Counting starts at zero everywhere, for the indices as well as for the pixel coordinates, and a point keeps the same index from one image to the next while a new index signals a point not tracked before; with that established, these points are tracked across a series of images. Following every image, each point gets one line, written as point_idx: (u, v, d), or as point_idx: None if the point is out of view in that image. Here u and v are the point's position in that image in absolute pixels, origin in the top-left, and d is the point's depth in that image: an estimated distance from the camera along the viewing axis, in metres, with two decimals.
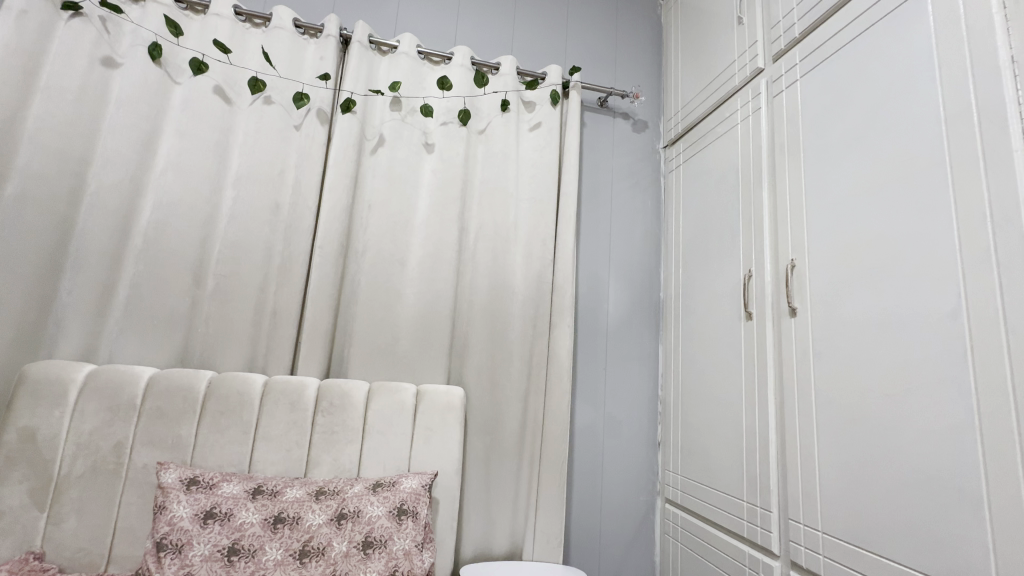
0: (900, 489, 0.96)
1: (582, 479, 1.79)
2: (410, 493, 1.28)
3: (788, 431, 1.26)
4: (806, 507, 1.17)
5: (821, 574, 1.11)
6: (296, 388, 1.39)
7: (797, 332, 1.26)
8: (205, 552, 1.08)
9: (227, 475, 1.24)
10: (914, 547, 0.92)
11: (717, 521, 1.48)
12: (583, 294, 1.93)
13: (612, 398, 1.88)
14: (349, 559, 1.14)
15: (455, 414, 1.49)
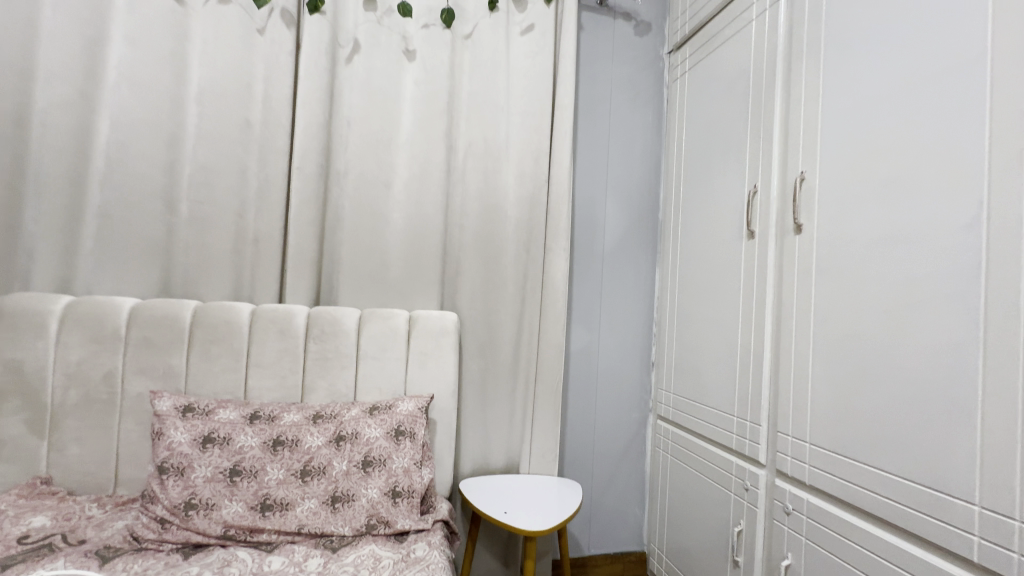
0: (892, 402, 0.96)
1: (577, 398, 1.84)
2: (407, 415, 1.30)
3: (784, 349, 1.26)
4: (796, 420, 1.20)
5: (805, 481, 1.16)
6: (285, 315, 1.36)
7: (801, 250, 1.22)
8: (207, 474, 1.10)
9: (223, 402, 1.24)
10: (900, 455, 0.94)
11: (707, 435, 1.53)
12: (579, 216, 1.85)
13: (607, 321, 1.87)
14: (350, 477, 1.17)
15: (450, 339, 1.48)
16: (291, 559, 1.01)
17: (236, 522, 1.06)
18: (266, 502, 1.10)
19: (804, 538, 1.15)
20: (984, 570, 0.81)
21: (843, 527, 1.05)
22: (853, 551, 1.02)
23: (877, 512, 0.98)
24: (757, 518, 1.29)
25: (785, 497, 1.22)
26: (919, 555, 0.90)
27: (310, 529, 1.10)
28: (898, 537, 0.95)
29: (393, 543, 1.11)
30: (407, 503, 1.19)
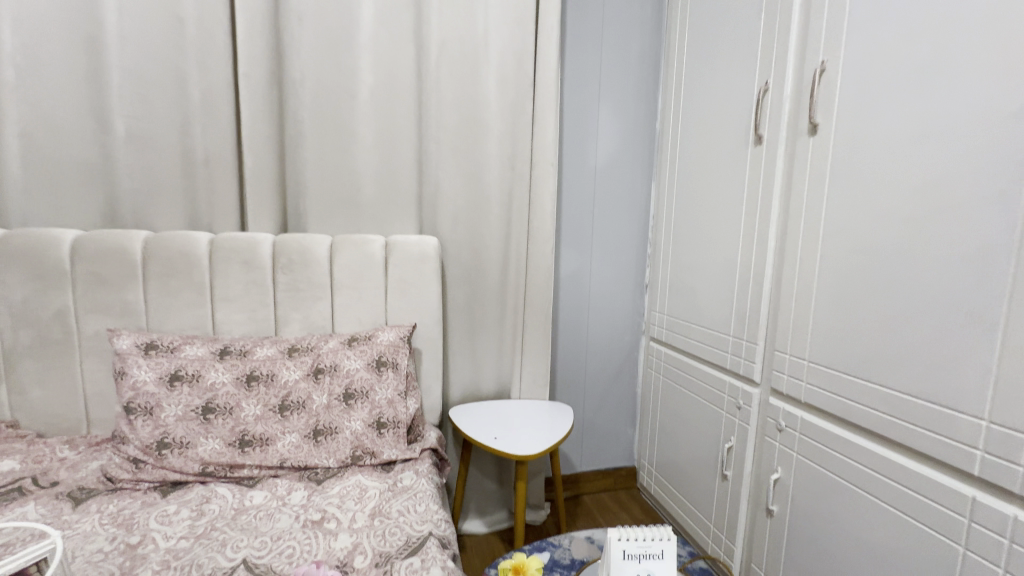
0: (904, 316, 0.90)
1: (568, 323, 1.78)
2: (388, 345, 1.24)
3: (787, 265, 1.17)
4: (796, 338, 1.15)
5: (800, 399, 1.13)
6: (248, 245, 1.24)
7: (814, 154, 1.10)
8: (177, 412, 1.04)
9: (189, 338, 1.16)
10: (907, 371, 0.89)
11: (700, 355, 1.50)
12: (569, 128, 1.68)
13: (600, 242, 1.77)
14: (332, 410, 1.13)
15: (431, 265, 1.38)
16: (274, 493, 0.98)
17: (214, 459, 1.03)
18: (244, 438, 1.06)
19: (796, 453, 1.14)
20: (985, 482, 0.79)
21: (838, 443, 1.03)
22: (846, 465, 1.01)
23: (875, 428, 0.95)
24: (748, 435, 1.29)
25: (779, 415, 1.20)
26: (916, 469, 0.88)
27: (293, 462, 1.07)
28: (895, 451, 0.93)
29: (380, 472, 1.09)
30: (393, 434, 1.15)
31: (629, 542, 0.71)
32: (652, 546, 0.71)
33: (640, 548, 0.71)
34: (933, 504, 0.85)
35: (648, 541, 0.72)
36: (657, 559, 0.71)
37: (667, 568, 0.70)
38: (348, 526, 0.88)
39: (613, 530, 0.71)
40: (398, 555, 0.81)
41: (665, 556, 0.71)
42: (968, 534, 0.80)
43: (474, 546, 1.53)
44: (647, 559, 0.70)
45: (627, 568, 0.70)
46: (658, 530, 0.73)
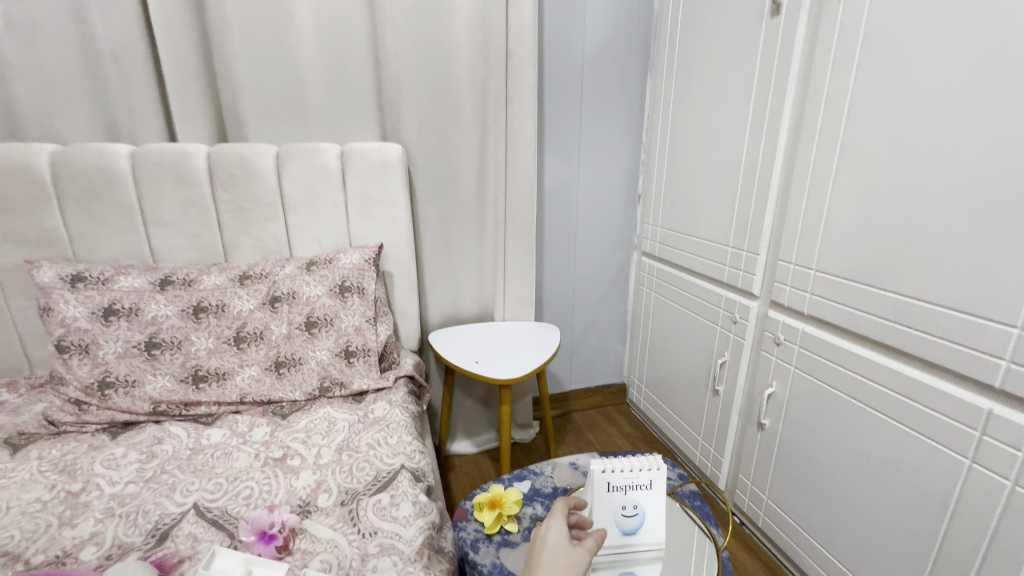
0: (935, 215, 0.78)
1: (554, 240, 1.65)
2: (352, 269, 1.11)
3: (799, 163, 1.03)
4: (803, 245, 1.03)
5: (803, 312, 1.05)
6: (178, 157, 1.06)
7: (846, 22, 0.90)
8: (118, 349, 0.94)
9: (124, 267, 1.03)
10: (931, 278, 0.79)
11: (696, 269, 1.40)
12: (552, 8, 1.43)
13: (588, 148, 1.59)
14: (294, 340, 1.03)
15: (396, 178, 1.21)
16: (234, 430, 0.90)
17: (166, 397, 0.94)
18: (197, 373, 0.97)
19: (793, 368, 1.08)
20: (1006, 394, 0.72)
21: (841, 357, 0.96)
22: (848, 378, 0.95)
23: (886, 340, 0.87)
24: (743, 350, 1.22)
25: (777, 328, 1.11)
26: (927, 381, 0.81)
27: (254, 397, 0.99)
28: (904, 363, 0.86)
29: (351, 403, 1.01)
30: (364, 363, 1.07)
31: (613, 474, 0.65)
32: (639, 477, 0.66)
33: (626, 480, 0.66)
34: (940, 417, 0.79)
35: (635, 472, 0.66)
36: (644, 490, 0.66)
37: (654, 498, 0.67)
38: (313, 462, 0.82)
39: (595, 462, 0.65)
40: (365, 492, 0.75)
41: (653, 486, 0.67)
42: (977, 447, 0.75)
43: (463, 466, 1.53)
44: (634, 491, 0.66)
45: (611, 500, 0.65)
46: (645, 461, 0.67)
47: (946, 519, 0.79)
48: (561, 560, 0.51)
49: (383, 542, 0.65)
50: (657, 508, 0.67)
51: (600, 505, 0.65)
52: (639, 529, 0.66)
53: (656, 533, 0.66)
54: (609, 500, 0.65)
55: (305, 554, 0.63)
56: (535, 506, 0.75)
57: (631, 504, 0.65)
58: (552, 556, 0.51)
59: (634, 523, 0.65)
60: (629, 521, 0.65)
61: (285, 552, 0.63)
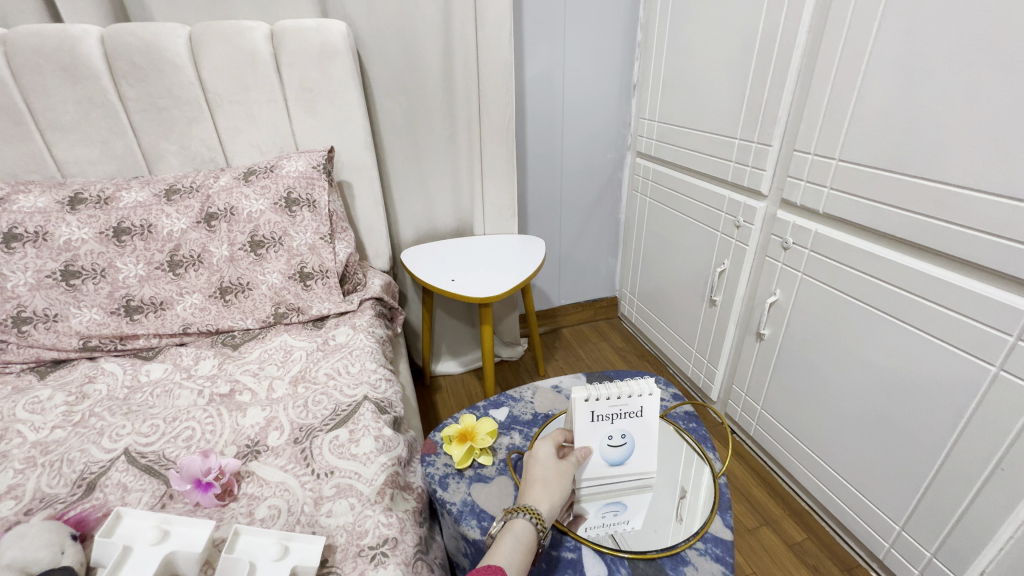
0: (1006, 74, 0.62)
1: (537, 141, 1.47)
2: (299, 178, 0.95)
3: (830, 24, 0.84)
4: (825, 130, 0.88)
5: (818, 210, 0.92)
6: (62, 41, 0.85)
7: None
8: (28, 281, 0.81)
9: (23, 184, 0.87)
10: (984, 160, 0.66)
11: (697, 168, 1.24)
12: None
13: (575, 26, 1.35)
14: (238, 263, 0.91)
15: (343, 65, 1.01)
16: (177, 364, 0.81)
17: (96, 331, 0.83)
18: (130, 304, 0.85)
19: (800, 273, 0.98)
20: None
21: (858, 259, 0.85)
22: (863, 282, 0.85)
23: (916, 237, 0.75)
24: (746, 256, 1.11)
25: (786, 231, 0.99)
26: (958, 283, 0.71)
27: (199, 327, 0.88)
28: (933, 264, 0.75)
29: (311, 329, 0.91)
30: (323, 285, 0.95)
31: (599, 403, 0.58)
32: (628, 404, 0.59)
33: (614, 410, 0.58)
34: (968, 321, 0.70)
35: (625, 399, 0.59)
36: (633, 418, 0.59)
37: (644, 425, 0.60)
38: (265, 397, 0.73)
39: (578, 393, 0.57)
40: (322, 427, 0.66)
41: (644, 414, 0.59)
42: (1008, 353, 0.66)
43: (450, 386, 1.48)
44: (622, 420, 0.59)
45: (596, 430, 0.58)
46: (636, 387, 0.59)
47: (959, 429, 0.73)
48: (556, 470, 0.53)
49: (340, 483, 0.58)
50: (647, 434, 0.60)
51: (584, 435, 0.57)
52: (627, 458, 0.60)
53: (645, 461, 0.60)
54: (594, 431, 0.58)
55: (251, 500, 0.56)
56: (513, 436, 0.68)
57: (618, 433, 0.59)
58: (547, 469, 0.53)
59: (623, 452, 0.59)
60: (617, 452, 0.59)
61: (228, 499, 0.56)
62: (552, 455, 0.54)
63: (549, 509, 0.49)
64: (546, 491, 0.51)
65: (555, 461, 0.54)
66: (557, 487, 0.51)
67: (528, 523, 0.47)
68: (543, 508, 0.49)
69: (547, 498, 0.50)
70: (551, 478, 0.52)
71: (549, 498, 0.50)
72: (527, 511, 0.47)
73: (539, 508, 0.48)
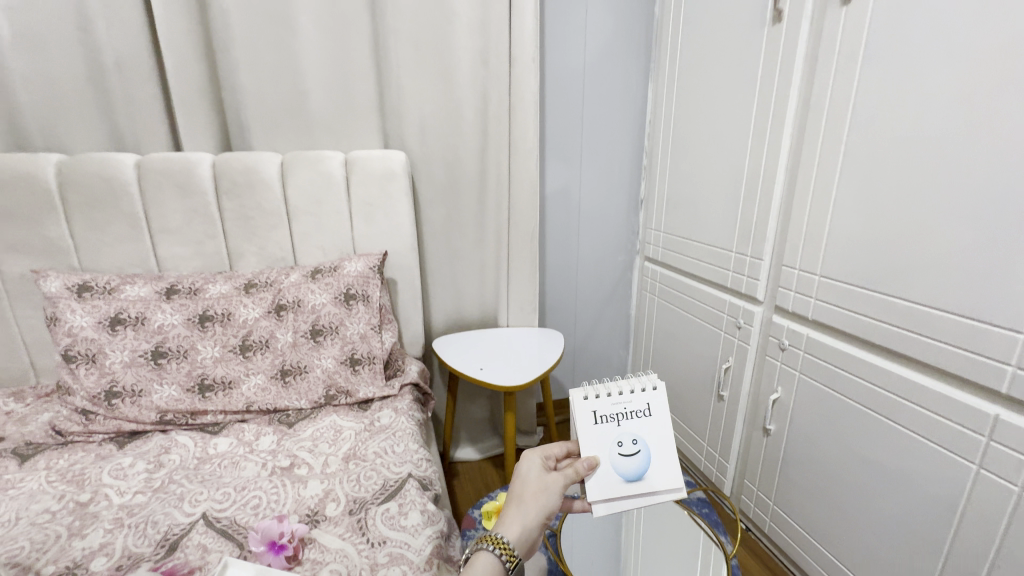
0: (940, 218, 0.78)
1: (556, 245, 1.66)
2: (357, 277, 1.12)
3: (802, 169, 1.04)
4: (807, 250, 1.04)
5: (807, 316, 1.05)
6: (183, 166, 1.07)
7: (846, 27, 0.91)
8: (124, 358, 0.94)
9: (129, 277, 1.03)
10: (936, 285, 0.79)
11: (699, 274, 1.40)
12: (552, 16, 1.44)
13: (589, 153, 1.60)
14: (299, 348, 1.03)
15: (400, 185, 1.22)
16: (241, 439, 0.90)
17: (172, 406, 0.94)
18: (204, 383, 0.97)
19: (798, 372, 1.08)
20: (1013, 401, 0.72)
21: (846, 362, 0.96)
22: (853, 383, 0.95)
23: (892, 344, 0.87)
24: (748, 355, 1.22)
25: (782, 333, 1.12)
26: (932, 387, 0.81)
27: (260, 405, 0.99)
28: (911, 369, 0.86)
29: (357, 411, 1.01)
30: (369, 370, 1.07)
31: (599, 402, 0.66)
32: (628, 402, 0.67)
33: (615, 407, 0.66)
34: (947, 423, 0.79)
35: (625, 395, 0.67)
36: (636, 416, 0.66)
37: (650, 421, 0.66)
38: (320, 471, 0.82)
39: (576, 390, 0.66)
40: (373, 500, 0.75)
41: (646, 412, 0.67)
42: (984, 453, 0.74)
43: (468, 473, 1.52)
44: (628, 417, 0.66)
45: (604, 429, 0.64)
46: (630, 385, 0.69)
47: (954, 525, 0.78)
48: (534, 490, 0.57)
49: (392, 551, 0.65)
50: (655, 431, 0.65)
51: (589, 432, 0.64)
52: (645, 457, 0.63)
53: (665, 459, 0.63)
54: (598, 428, 0.65)
55: (314, 564, 0.63)
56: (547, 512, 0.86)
57: (626, 433, 0.65)
58: (526, 490, 0.57)
59: (638, 454, 0.63)
60: (631, 452, 0.63)
61: (294, 562, 0.62)
62: (533, 477, 0.58)
63: (519, 535, 0.53)
64: (520, 513, 0.55)
65: (534, 483, 0.57)
66: (532, 509, 0.55)
67: (492, 554, 0.50)
68: (511, 533, 0.52)
69: (519, 520, 0.54)
70: (528, 500, 0.56)
71: (522, 522, 0.54)
72: (490, 540, 0.51)
73: (507, 533, 0.52)
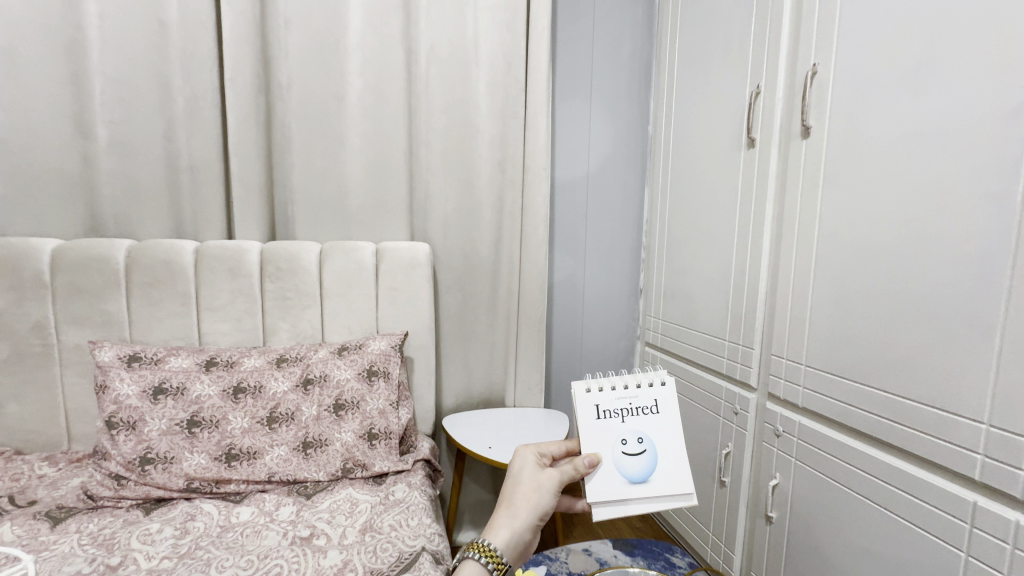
0: (901, 318, 0.89)
1: (561, 328, 1.77)
2: (379, 354, 1.21)
3: (782, 269, 1.17)
4: (793, 342, 1.14)
5: (798, 404, 1.13)
6: (235, 253, 1.22)
7: (808, 156, 1.10)
8: (161, 426, 1.02)
9: (174, 349, 1.13)
10: (904, 376, 0.88)
11: (696, 360, 1.49)
12: (560, 132, 1.68)
13: (592, 246, 1.76)
14: (321, 422, 1.10)
15: (423, 273, 1.35)
16: (262, 509, 0.95)
17: (199, 474, 1.00)
18: (231, 452, 1.03)
19: (794, 459, 1.13)
20: (988, 488, 0.77)
21: (837, 449, 1.02)
22: (846, 470, 1.00)
23: (876, 433, 0.94)
24: (746, 441, 1.28)
25: (776, 420, 1.19)
26: (916, 474, 0.86)
27: (281, 477, 1.03)
28: (896, 456, 0.91)
29: (372, 485, 1.05)
30: (385, 445, 1.12)
31: (603, 397, 0.68)
32: (633, 398, 0.68)
33: (619, 402, 0.67)
34: (933, 509, 0.83)
35: (630, 390, 0.69)
36: (641, 413, 0.67)
37: (654, 418, 0.67)
38: (338, 542, 0.85)
39: (579, 384, 0.68)
40: (390, 572, 0.78)
41: (652, 409, 0.67)
42: (969, 540, 0.78)
43: None
44: (632, 412, 0.67)
45: (607, 423, 0.66)
46: (637, 381, 0.69)
47: None
48: (525, 493, 0.62)
49: None
50: (660, 428, 0.66)
51: (591, 425, 0.66)
52: (650, 457, 0.64)
53: (670, 460, 0.65)
54: (600, 421, 0.66)
55: None
56: None
57: (630, 430, 0.66)
58: (516, 492, 0.62)
59: (642, 453, 0.64)
60: (635, 451, 0.64)
61: None
62: (525, 480, 0.63)
63: (507, 540, 0.58)
64: (510, 516, 0.60)
65: (526, 487, 0.62)
66: (521, 512, 0.61)
67: (479, 561, 0.56)
68: (499, 540, 0.58)
69: (508, 524, 0.59)
70: (518, 503, 0.61)
71: (510, 527, 0.59)
72: (477, 549, 0.56)
73: (494, 541, 0.58)
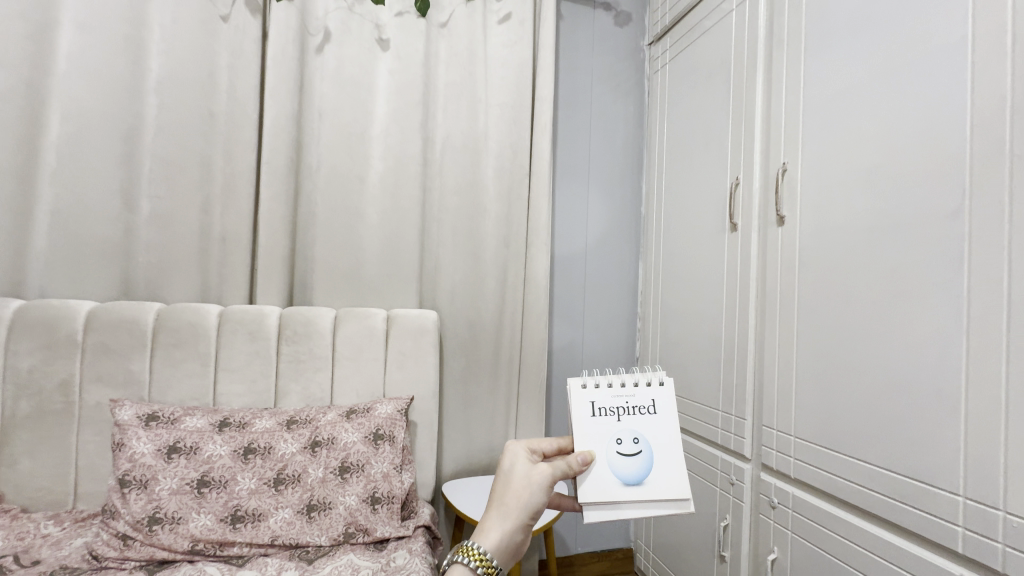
0: (876, 393, 0.96)
1: (560, 395, 1.81)
2: (386, 418, 1.25)
3: (768, 343, 1.25)
4: (782, 414, 1.19)
5: (790, 475, 1.16)
6: (255, 317, 1.30)
7: (784, 242, 1.22)
8: (172, 486, 1.04)
9: (190, 409, 1.18)
10: (885, 448, 0.94)
11: (693, 430, 1.53)
12: (560, 210, 1.82)
13: (590, 315, 1.85)
14: (326, 484, 1.12)
15: (430, 339, 1.43)
16: None
17: (204, 535, 1.01)
18: (236, 514, 1.05)
19: (790, 531, 1.15)
20: (971, 562, 0.80)
21: (830, 521, 1.04)
22: (838, 544, 1.02)
23: (864, 504, 0.97)
24: (743, 512, 1.29)
25: (771, 491, 1.22)
26: (903, 546, 0.89)
27: (284, 540, 1.05)
28: (884, 528, 0.94)
29: (372, 551, 1.06)
30: (387, 510, 1.14)
31: (600, 395, 0.71)
32: (630, 397, 0.71)
33: (616, 401, 0.71)
34: None
35: (628, 389, 0.72)
36: (636, 412, 0.71)
37: (649, 418, 0.71)
38: None
39: (576, 380, 0.71)
40: None
41: (647, 409, 0.71)
42: None
43: None
44: (628, 412, 0.70)
45: (603, 421, 0.69)
46: (635, 381, 0.73)
47: None
48: (515, 494, 0.61)
49: None
50: (653, 428, 0.70)
51: (588, 422, 0.69)
52: (643, 457, 0.68)
53: (662, 461, 0.68)
54: (596, 419, 0.69)
55: None
56: None
57: (625, 429, 0.69)
58: (506, 493, 0.61)
59: (635, 451, 0.68)
60: (629, 450, 0.68)
61: None
62: (516, 480, 0.62)
63: (496, 543, 0.58)
64: (500, 519, 0.60)
65: (516, 486, 0.61)
66: (511, 514, 0.61)
67: (468, 565, 0.57)
68: (488, 543, 0.58)
69: (498, 528, 0.60)
70: (508, 505, 0.61)
71: (499, 530, 0.60)
72: (465, 554, 0.57)
73: (484, 544, 0.58)
